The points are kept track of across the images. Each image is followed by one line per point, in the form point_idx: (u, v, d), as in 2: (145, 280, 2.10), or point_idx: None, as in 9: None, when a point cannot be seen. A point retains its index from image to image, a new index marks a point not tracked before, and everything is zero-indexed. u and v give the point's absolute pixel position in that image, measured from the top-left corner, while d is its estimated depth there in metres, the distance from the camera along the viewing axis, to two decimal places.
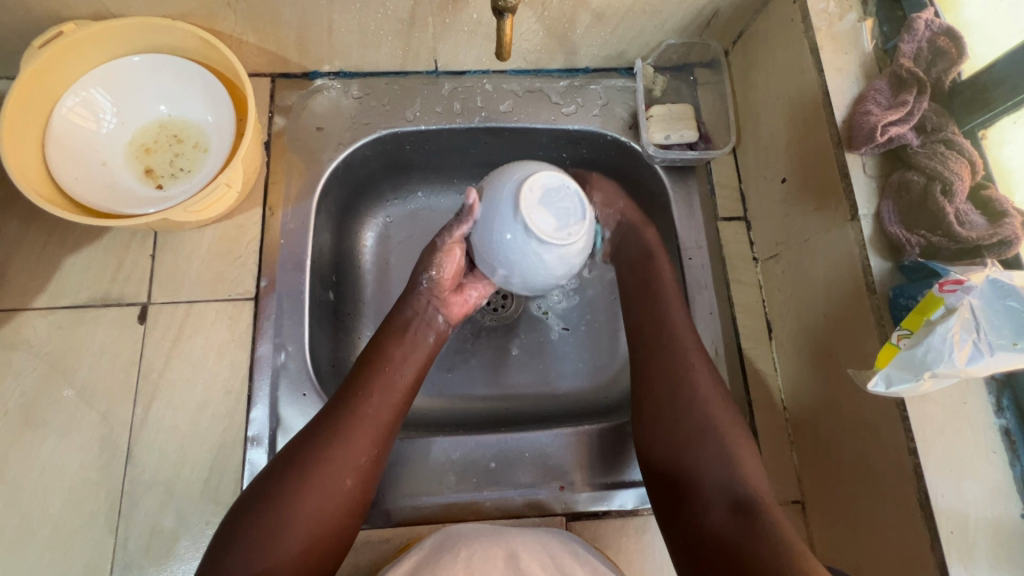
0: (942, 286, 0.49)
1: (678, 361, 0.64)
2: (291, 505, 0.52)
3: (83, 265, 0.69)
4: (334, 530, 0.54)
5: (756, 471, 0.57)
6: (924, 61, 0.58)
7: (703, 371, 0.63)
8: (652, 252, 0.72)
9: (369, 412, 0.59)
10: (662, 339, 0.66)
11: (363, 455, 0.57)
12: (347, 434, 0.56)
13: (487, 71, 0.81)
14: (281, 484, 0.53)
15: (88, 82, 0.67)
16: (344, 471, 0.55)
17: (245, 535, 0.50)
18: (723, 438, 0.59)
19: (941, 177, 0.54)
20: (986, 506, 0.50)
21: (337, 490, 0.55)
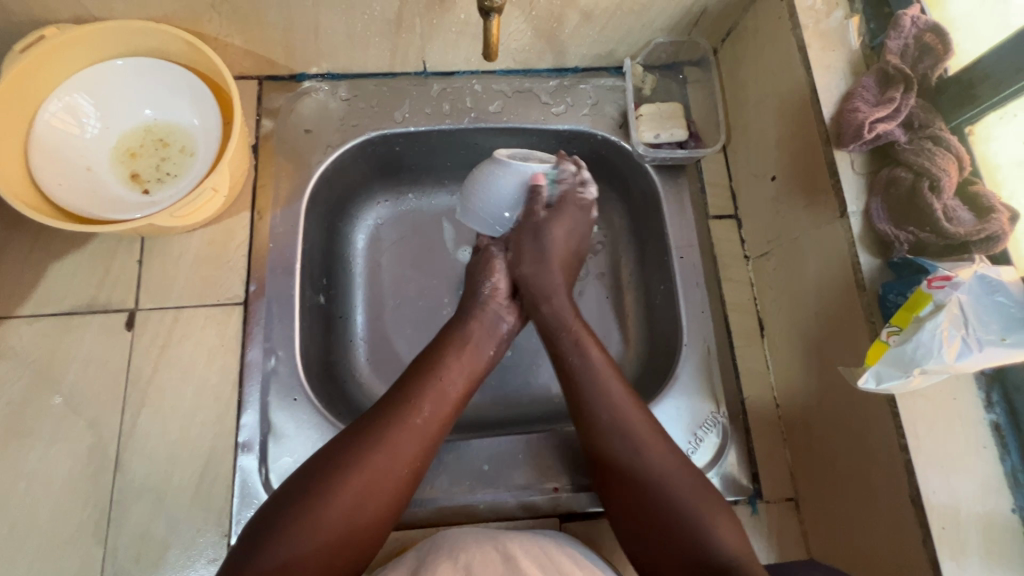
0: (930, 282, 0.49)
1: (620, 438, 0.59)
2: (332, 501, 0.51)
3: (69, 271, 0.68)
4: (365, 534, 0.53)
5: (728, 532, 0.53)
6: (911, 57, 0.58)
7: (652, 445, 0.58)
8: (563, 329, 0.67)
9: (418, 418, 0.58)
10: (591, 402, 0.62)
11: (405, 461, 0.56)
12: (393, 438, 0.56)
13: (476, 71, 0.81)
14: (324, 478, 0.53)
15: (71, 87, 0.66)
16: (388, 474, 0.55)
17: (282, 525, 0.50)
18: (684, 506, 0.54)
19: (929, 173, 0.54)
20: (977, 501, 0.50)
21: (374, 495, 0.54)
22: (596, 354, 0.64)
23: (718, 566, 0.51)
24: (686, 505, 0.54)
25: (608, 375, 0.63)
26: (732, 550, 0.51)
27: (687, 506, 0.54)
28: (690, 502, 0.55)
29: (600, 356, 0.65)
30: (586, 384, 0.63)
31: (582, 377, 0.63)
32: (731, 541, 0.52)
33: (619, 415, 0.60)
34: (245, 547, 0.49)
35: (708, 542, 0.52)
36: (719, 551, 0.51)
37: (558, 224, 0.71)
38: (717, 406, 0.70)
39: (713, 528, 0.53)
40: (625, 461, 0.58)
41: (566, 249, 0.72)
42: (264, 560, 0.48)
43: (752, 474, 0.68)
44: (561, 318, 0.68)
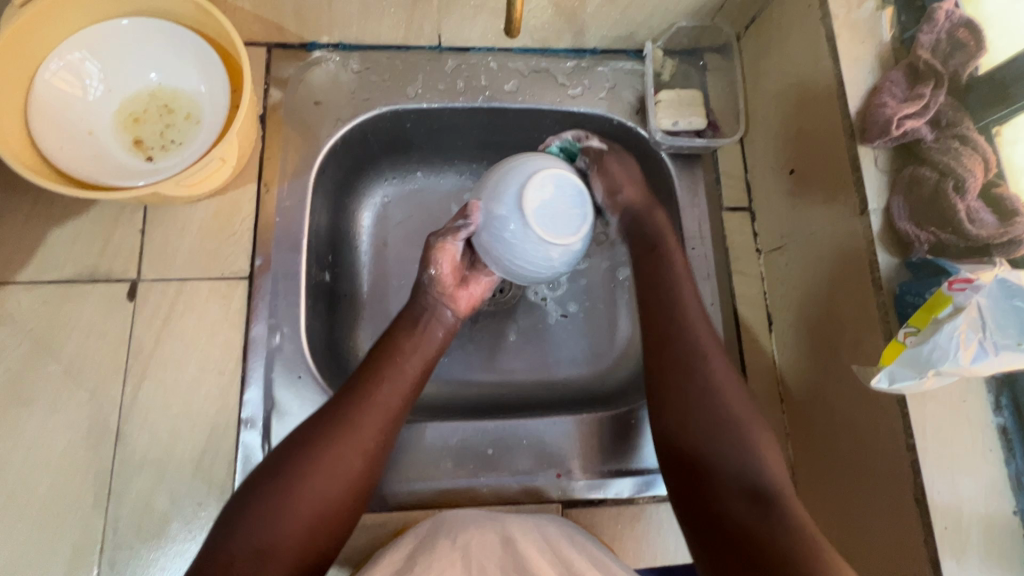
0: (951, 283, 0.48)
1: (688, 349, 0.60)
2: (304, 486, 0.51)
3: (69, 238, 0.67)
4: (340, 515, 0.53)
5: (771, 457, 0.55)
6: (942, 53, 0.57)
7: (716, 359, 0.60)
8: (660, 238, 0.68)
9: (380, 396, 0.58)
10: (671, 327, 0.62)
11: (371, 438, 0.56)
12: (355, 417, 0.56)
13: (492, 48, 0.78)
14: (288, 462, 0.52)
15: (73, 45, 0.63)
16: (353, 454, 0.54)
17: (251, 510, 0.50)
18: (741, 426, 0.56)
19: (954, 174, 0.53)
20: (980, 502, 0.51)
21: (345, 475, 0.53)
22: (682, 266, 0.66)
23: (761, 486, 0.53)
24: (735, 416, 0.56)
25: (702, 322, 0.62)
26: (775, 480, 0.53)
27: (737, 428, 0.56)
28: (739, 424, 0.56)
29: (690, 289, 0.65)
30: (671, 311, 0.63)
31: (671, 303, 0.63)
32: (774, 469, 0.54)
33: (681, 325, 0.62)
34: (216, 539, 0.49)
35: (747, 464, 0.54)
36: (763, 476, 0.53)
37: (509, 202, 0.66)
38: None
39: (756, 454, 0.54)
40: (698, 388, 0.58)
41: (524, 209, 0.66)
42: (238, 548, 0.48)
43: None
44: (659, 236, 0.68)
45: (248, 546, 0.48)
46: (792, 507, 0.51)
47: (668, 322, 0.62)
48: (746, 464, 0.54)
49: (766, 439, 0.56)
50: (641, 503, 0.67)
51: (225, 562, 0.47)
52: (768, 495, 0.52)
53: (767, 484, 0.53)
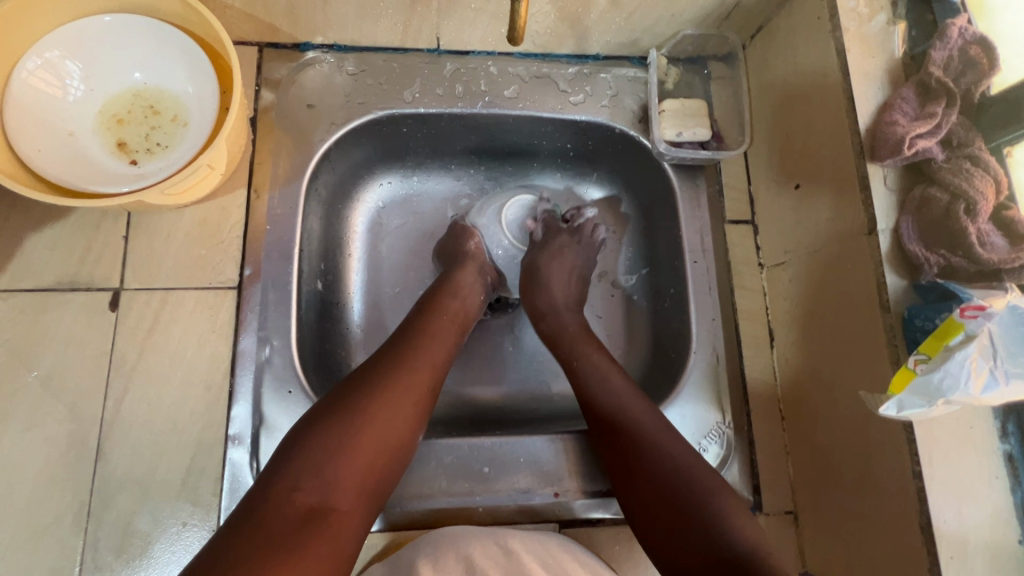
0: (964, 311, 0.47)
1: (631, 422, 0.60)
2: (364, 418, 0.52)
3: (48, 245, 0.64)
4: (395, 453, 0.53)
5: (745, 523, 0.53)
6: (954, 71, 0.56)
7: (654, 428, 0.59)
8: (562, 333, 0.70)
9: (428, 348, 0.61)
10: (605, 401, 0.62)
11: (423, 382, 0.58)
12: (411, 367, 0.58)
13: (492, 52, 0.76)
14: (346, 398, 0.53)
15: (52, 43, 0.60)
16: (410, 404, 0.55)
17: (314, 445, 0.49)
18: (707, 493, 0.54)
19: (966, 196, 0.52)
20: (986, 531, 0.50)
21: (402, 411, 0.54)
22: (603, 363, 0.66)
23: (735, 556, 0.50)
24: (698, 488, 0.55)
25: (636, 400, 0.62)
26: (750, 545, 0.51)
27: (711, 497, 0.54)
28: (709, 492, 0.54)
29: (622, 378, 0.64)
30: (601, 384, 0.64)
31: (597, 389, 0.64)
32: (748, 531, 0.52)
33: (618, 401, 0.62)
34: (272, 470, 0.49)
35: (723, 530, 0.51)
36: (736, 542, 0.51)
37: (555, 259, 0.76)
38: (723, 416, 0.70)
39: (728, 518, 0.52)
40: (653, 452, 0.58)
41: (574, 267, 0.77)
42: (297, 476, 0.48)
43: (753, 486, 0.68)
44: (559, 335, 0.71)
45: (307, 475, 0.48)
46: (774, 568, 0.49)
47: (600, 395, 0.63)
48: (720, 533, 0.51)
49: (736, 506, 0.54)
50: None
51: (287, 497, 0.46)
52: (746, 561, 0.49)
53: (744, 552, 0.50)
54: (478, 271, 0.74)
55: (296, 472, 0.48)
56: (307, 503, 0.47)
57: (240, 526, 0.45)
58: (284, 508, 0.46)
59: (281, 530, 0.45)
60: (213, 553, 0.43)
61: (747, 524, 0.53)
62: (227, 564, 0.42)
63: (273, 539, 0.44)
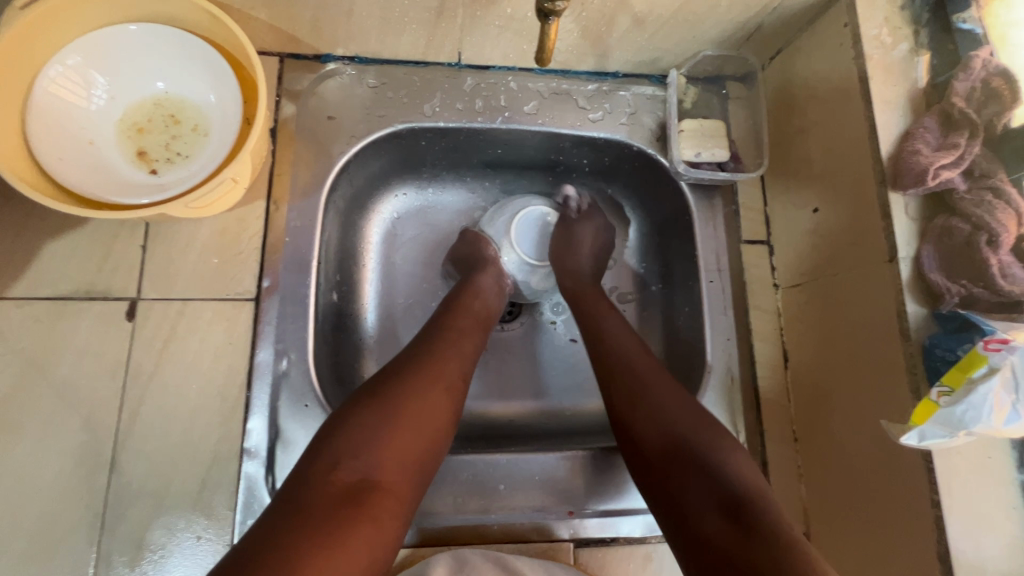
0: (987, 342, 0.48)
1: (634, 374, 0.60)
2: (402, 402, 0.52)
3: (65, 253, 0.63)
4: (434, 437, 0.52)
5: (743, 469, 0.52)
6: (977, 101, 0.56)
7: (661, 389, 0.58)
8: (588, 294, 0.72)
9: (456, 341, 0.62)
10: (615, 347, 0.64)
11: (454, 371, 0.58)
12: (440, 357, 0.58)
13: (512, 68, 0.76)
14: (381, 386, 0.53)
15: (76, 50, 0.60)
16: (443, 393, 0.55)
17: (352, 429, 0.49)
18: (702, 444, 0.53)
19: (988, 228, 0.53)
20: (1003, 562, 0.50)
21: (437, 396, 0.54)
22: (614, 320, 0.67)
23: (733, 492, 0.49)
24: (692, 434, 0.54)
25: (644, 358, 0.62)
26: (747, 487, 0.50)
27: (707, 434, 0.54)
28: (704, 429, 0.55)
29: (628, 335, 0.65)
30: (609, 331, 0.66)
31: (614, 340, 0.64)
32: (742, 468, 0.52)
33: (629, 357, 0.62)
34: (312, 456, 0.48)
35: (723, 466, 0.51)
36: (733, 483, 0.50)
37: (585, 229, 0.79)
38: (736, 436, 0.70)
39: (727, 458, 0.52)
40: (658, 399, 0.57)
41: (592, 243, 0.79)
42: (338, 457, 0.47)
43: None
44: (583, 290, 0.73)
45: (349, 455, 0.47)
46: (771, 507, 0.48)
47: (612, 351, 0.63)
48: (717, 470, 0.51)
49: (736, 455, 0.53)
50: (652, 542, 0.65)
51: (327, 478, 0.46)
52: (742, 496, 0.49)
53: (740, 492, 0.49)
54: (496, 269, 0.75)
55: (337, 454, 0.47)
56: (346, 483, 0.46)
57: (281, 512, 0.44)
58: (325, 489, 0.45)
59: (323, 511, 0.43)
60: (256, 538, 0.42)
61: (746, 467, 0.52)
62: (273, 544, 0.41)
63: (316, 519, 0.43)
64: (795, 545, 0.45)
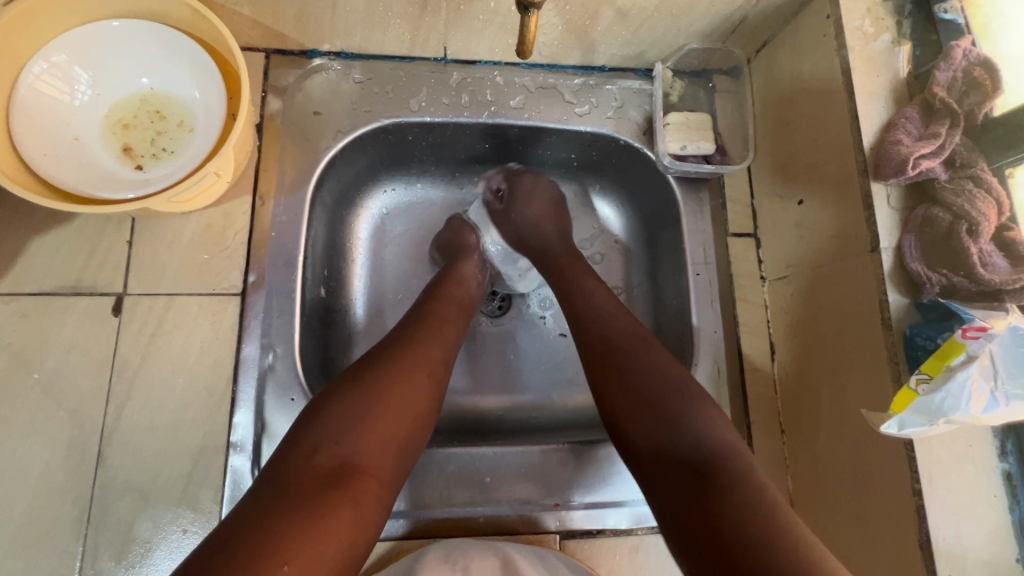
0: (965, 332, 0.48)
1: (616, 338, 0.59)
2: (382, 387, 0.52)
3: (51, 249, 0.64)
4: (414, 421, 0.53)
5: (712, 421, 0.52)
6: (958, 91, 0.56)
7: (643, 352, 0.58)
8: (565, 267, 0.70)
9: (437, 326, 0.62)
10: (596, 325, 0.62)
11: (436, 356, 0.58)
12: (421, 342, 0.58)
13: (498, 62, 0.76)
14: (361, 371, 0.53)
15: (60, 46, 0.60)
16: (423, 378, 0.55)
17: (333, 414, 0.49)
18: (676, 398, 0.53)
19: (968, 217, 0.53)
20: (983, 550, 0.50)
21: (418, 381, 0.54)
22: (593, 285, 0.66)
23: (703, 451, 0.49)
24: (670, 390, 0.54)
25: (624, 318, 0.62)
26: (715, 441, 0.50)
27: (680, 397, 0.54)
28: (680, 392, 0.54)
29: (608, 300, 0.64)
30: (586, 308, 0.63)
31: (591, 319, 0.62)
32: (714, 427, 0.51)
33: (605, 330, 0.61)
34: (293, 440, 0.48)
35: (694, 424, 0.51)
36: (701, 439, 0.50)
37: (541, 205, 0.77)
38: None
39: (699, 416, 0.52)
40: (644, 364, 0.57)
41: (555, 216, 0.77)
42: (319, 441, 0.47)
43: None
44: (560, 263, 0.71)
45: (330, 439, 0.47)
46: (738, 461, 0.49)
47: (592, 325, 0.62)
48: (688, 428, 0.51)
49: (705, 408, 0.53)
50: (639, 533, 0.65)
51: (306, 463, 0.46)
52: (711, 454, 0.49)
53: (706, 450, 0.49)
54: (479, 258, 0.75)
55: (317, 438, 0.47)
56: (326, 467, 0.46)
57: (260, 498, 0.44)
58: (306, 472, 0.45)
59: (303, 496, 0.44)
60: (236, 525, 0.42)
61: (712, 420, 0.52)
62: (253, 529, 0.41)
63: (295, 505, 0.43)
64: (765, 499, 0.46)
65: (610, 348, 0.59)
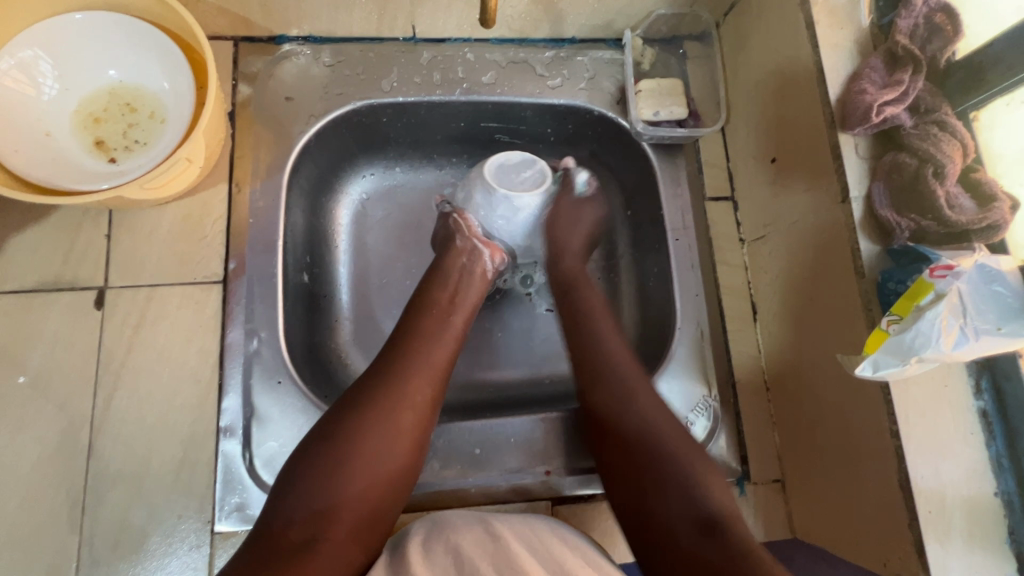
0: (933, 270, 0.49)
1: (615, 381, 0.61)
2: (357, 443, 0.51)
3: (30, 246, 0.64)
4: (393, 474, 0.52)
5: (720, 489, 0.52)
6: (920, 38, 0.57)
7: (643, 394, 0.60)
8: (576, 284, 0.72)
9: (420, 355, 0.58)
10: (591, 352, 0.65)
11: (417, 397, 0.56)
12: (402, 379, 0.56)
13: (468, 39, 0.77)
14: (338, 422, 0.52)
15: (25, 42, 0.60)
16: (409, 428, 0.54)
17: (305, 479, 0.49)
18: (676, 457, 0.54)
19: (934, 160, 0.53)
20: (962, 486, 0.51)
21: (395, 429, 0.53)
22: (598, 326, 0.67)
23: (708, 512, 0.50)
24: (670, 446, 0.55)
25: (623, 356, 0.64)
26: (724, 510, 0.50)
27: (687, 460, 0.54)
28: (686, 454, 0.54)
29: (613, 337, 0.66)
30: (587, 334, 0.66)
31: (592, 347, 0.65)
32: (717, 490, 0.52)
33: (606, 355, 0.64)
34: (274, 501, 0.50)
35: (688, 494, 0.51)
36: (708, 501, 0.51)
37: (563, 222, 0.75)
38: (709, 389, 0.71)
39: (705, 485, 0.52)
40: (636, 415, 0.58)
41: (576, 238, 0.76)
42: (293, 510, 0.48)
43: (741, 456, 0.69)
44: (574, 278, 0.73)
45: (304, 507, 0.48)
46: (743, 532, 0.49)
47: (586, 342, 0.66)
48: (698, 499, 0.51)
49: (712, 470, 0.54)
50: None
51: (279, 534, 0.47)
52: (716, 519, 0.50)
53: (714, 510, 0.50)
54: (469, 242, 0.70)
55: (290, 507, 0.48)
56: (297, 540, 0.47)
57: (244, 559, 0.46)
58: (278, 542, 0.46)
59: (277, 561, 0.45)
60: None
61: (720, 484, 0.53)
62: None
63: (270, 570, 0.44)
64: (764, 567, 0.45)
65: (608, 393, 0.61)
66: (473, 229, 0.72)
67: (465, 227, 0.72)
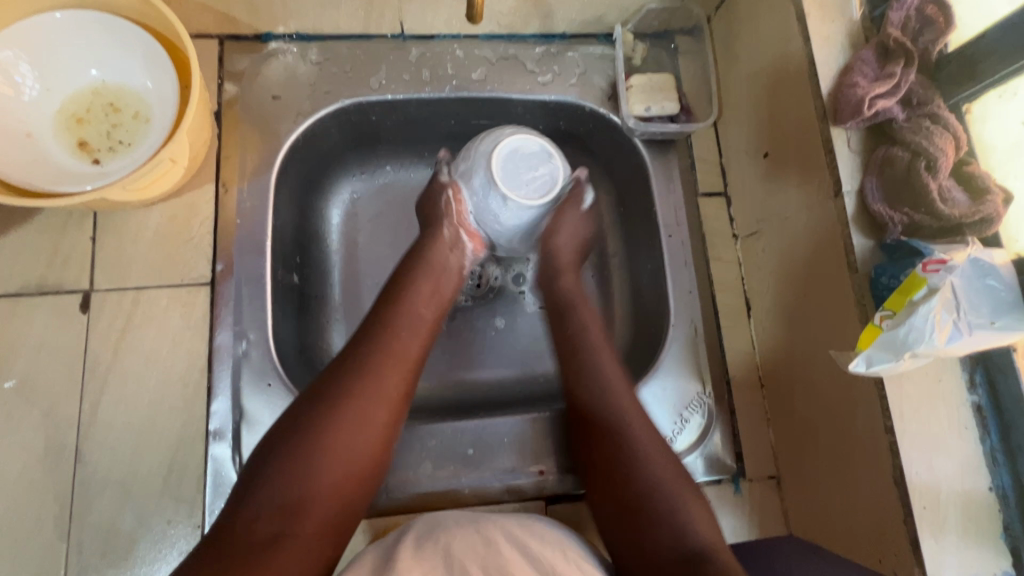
0: (925, 265, 0.49)
1: (606, 409, 0.60)
2: (328, 436, 0.50)
3: (13, 250, 0.63)
4: (364, 468, 0.52)
5: (703, 521, 0.52)
6: (913, 30, 0.56)
7: (643, 432, 0.58)
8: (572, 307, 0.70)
9: (396, 346, 0.57)
10: (590, 390, 0.62)
11: (392, 390, 0.55)
12: (376, 370, 0.55)
13: (457, 35, 0.76)
14: (309, 413, 0.51)
15: (4, 42, 0.59)
16: (381, 421, 0.53)
17: (273, 472, 0.48)
18: (668, 492, 0.54)
19: (927, 153, 0.52)
20: (957, 481, 0.51)
21: (367, 423, 0.52)
22: (593, 335, 0.67)
23: (692, 548, 0.50)
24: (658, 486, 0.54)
25: (624, 391, 0.62)
26: (708, 541, 0.50)
27: (658, 498, 0.54)
28: (663, 487, 0.54)
29: (610, 364, 0.64)
30: (589, 370, 0.64)
31: (587, 381, 0.63)
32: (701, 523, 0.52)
33: (606, 393, 0.61)
34: (240, 493, 0.48)
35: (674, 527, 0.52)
36: (696, 537, 0.51)
37: (562, 232, 0.70)
38: (704, 387, 0.70)
39: (688, 517, 0.52)
40: (628, 457, 0.57)
41: (574, 245, 0.71)
42: (259, 503, 0.47)
43: (736, 453, 0.69)
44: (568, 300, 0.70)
45: (270, 500, 0.47)
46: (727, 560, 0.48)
47: (588, 385, 0.63)
48: (683, 530, 0.51)
49: (693, 497, 0.54)
50: None
51: (246, 528, 0.46)
52: (701, 555, 0.49)
53: (699, 546, 0.50)
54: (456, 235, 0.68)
55: (257, 499, 0.47)
56: (264, 534, 0.46)
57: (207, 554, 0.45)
58: (244, 536, 0.46)
59: (241, 558, 0.44)
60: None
61: (705, 517, 0.53)
62: None
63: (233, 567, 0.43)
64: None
65: (601, 433, 0.59)
66: (463, 216, 0.68)
67: (456, 213, 0.68)
